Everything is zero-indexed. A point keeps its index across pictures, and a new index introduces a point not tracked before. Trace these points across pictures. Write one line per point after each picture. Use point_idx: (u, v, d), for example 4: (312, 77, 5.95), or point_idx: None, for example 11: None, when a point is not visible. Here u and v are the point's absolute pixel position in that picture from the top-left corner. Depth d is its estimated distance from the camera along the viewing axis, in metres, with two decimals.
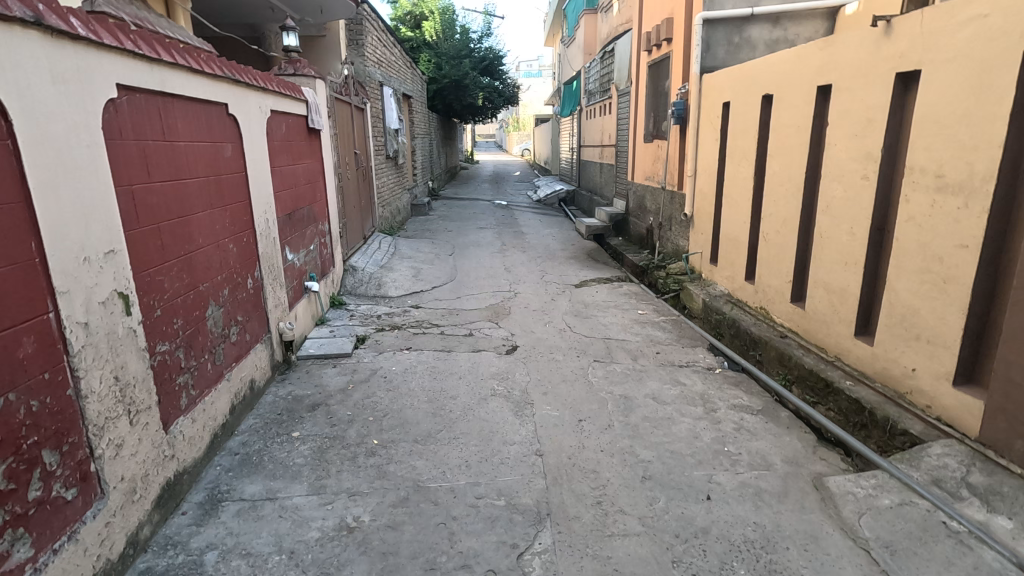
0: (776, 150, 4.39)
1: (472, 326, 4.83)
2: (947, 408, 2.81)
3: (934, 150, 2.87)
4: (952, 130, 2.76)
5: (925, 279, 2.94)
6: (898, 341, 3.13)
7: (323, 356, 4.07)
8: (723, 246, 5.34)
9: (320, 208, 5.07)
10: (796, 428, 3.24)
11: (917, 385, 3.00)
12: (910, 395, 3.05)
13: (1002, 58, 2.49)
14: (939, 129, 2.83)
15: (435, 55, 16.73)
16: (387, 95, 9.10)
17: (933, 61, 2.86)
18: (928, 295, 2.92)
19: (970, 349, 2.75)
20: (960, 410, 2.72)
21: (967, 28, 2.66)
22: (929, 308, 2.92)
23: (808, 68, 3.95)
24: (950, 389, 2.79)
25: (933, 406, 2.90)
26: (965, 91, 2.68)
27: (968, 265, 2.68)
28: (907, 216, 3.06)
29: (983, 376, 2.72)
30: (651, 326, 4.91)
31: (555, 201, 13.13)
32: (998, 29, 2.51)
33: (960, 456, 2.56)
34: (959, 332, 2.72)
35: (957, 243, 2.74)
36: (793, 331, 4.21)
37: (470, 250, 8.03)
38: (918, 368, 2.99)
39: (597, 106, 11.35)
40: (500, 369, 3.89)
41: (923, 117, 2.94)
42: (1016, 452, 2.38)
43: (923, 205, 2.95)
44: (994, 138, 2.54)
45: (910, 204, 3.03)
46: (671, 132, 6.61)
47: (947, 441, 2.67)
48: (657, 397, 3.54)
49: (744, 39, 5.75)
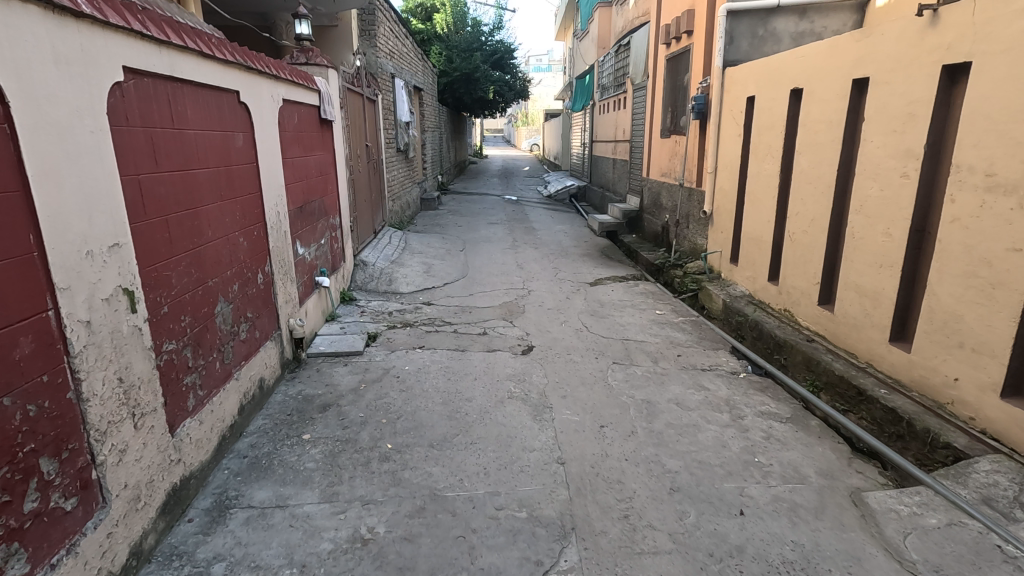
0: (804, 146, 4.22)
1: (486, 324, 4.70)
2: (994, 420, 2.65)
3: (984, 148, 2.70)
4: (1005, 125, 2.59)
5: (971, 284, 2.78)
6: (939, 349, 2.98)
7: (334, 353, 3.96)
8: (745, 246, 5.18)
9: (331, 201, 4.95)
10: (829, 438, 3.09)
11: (959, 395, 2.84)
12: (951, 406, 2.90)
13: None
14: (990, 124, 2.66)
15: (446, 48, 16.54)
16: (398, 87, 8.96)
17: (986, 52, 2.68)
18: (974, 302, 2.76)
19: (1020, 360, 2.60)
20: (1009, 423, 2.57)
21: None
22: (975, 315, 2.75)
23: (842, 61, 3.77)
24: (997, 401, 2.64)
25: (977, 418, 2.75)
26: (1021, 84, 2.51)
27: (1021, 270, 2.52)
28: (952, 217, 2.89)
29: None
30: (670, 327, 4.77)
31: (566, 197, 13.03)
32: None
33: (1011, 473, 2.40)
34: (1010, 341, 2.57)
35: (1009, 247, 2.58)
36: (820, 334, 4.05)
37: (481, 246, 7.90)
38: (961, 378, 2.83)
39: (611, 101, 11.17)
40: (516, 370, 3.76)
41: (971, 111, 2.77)
42: None
43: (970, 205, 2.79)
44: None
45: (955, 205, 2.87)
46: (690, 127, 6.43)
47: (995, 457, 2.52)
48: (680, 403, 3.40)
49: (768, 31, 5.57)
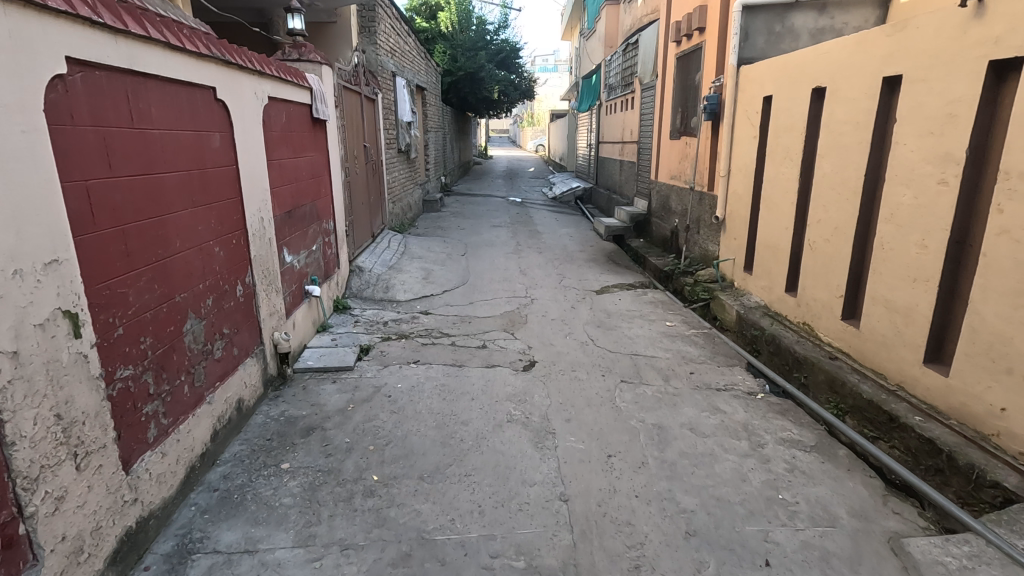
0: (827, 149, 3.94)
1: (486, 336, 4.44)
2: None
3: None
4: None
5: (1022, 305, 2.49)
6: (982, 374, 2.69)
7: (322, 369, 3.71)
8: (761, 254, 4.89)
9: (324, 205, 4.70)
10: (859, 471, 2.81)
11: (1007, 427, 2.56)
12: (997, 438, 2.61)
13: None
14: None
15: (451, 46, 16.25)
16: (399, 86, 8.71)
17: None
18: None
19: None
20: None
21: None
22: None
23: (871, 57, 3.48)
24: None
25: None
26: None
27: None
28: (999, 228, 2.61)
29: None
30: (682, 340, 4.49)
31: (572, 199, 12.82)
32: None
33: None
34: None
35: None
36: (844, 351, 3.76)
37: (483, 250, 7.63)
38: (1009, 408, 2.55)
39: (618, 101, 10.90)
40: (516, 389, 3.49)
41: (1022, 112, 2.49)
42: None
43: (1021, 216, 2.50)
44: None
45: (1004, 215, 2.58)
46: (702, 128, 6.15)
47: None
48: (694, 428, 3.12)
49: (786, 27, 5.28)
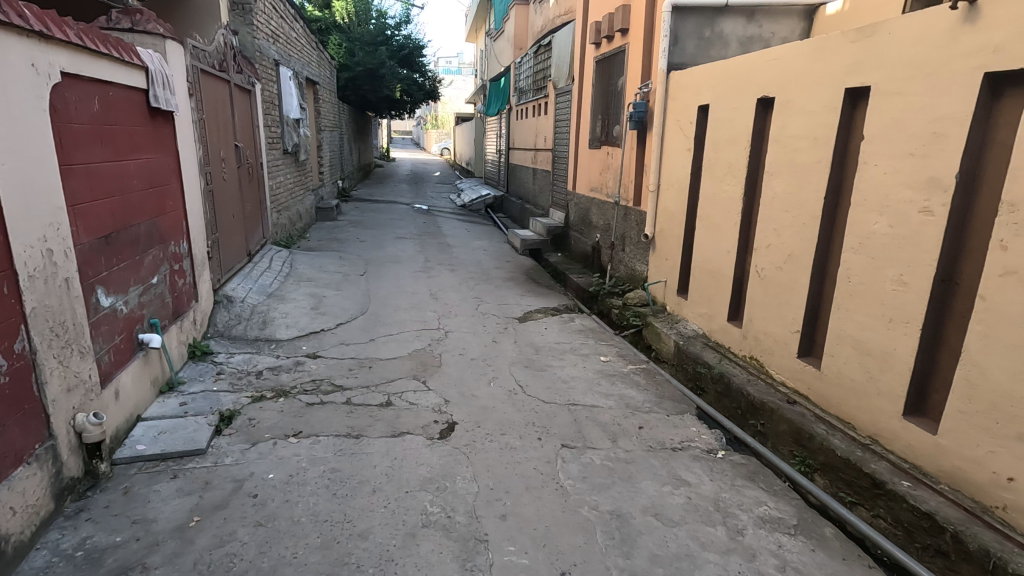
0: (778, 167, 3.43)
1: (392, 388, 3.60)
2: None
3: None
4: None
5: None
6: (979, 435, 2.21)
7: (161, 456, 2.69)
8: (696, 278, 4.40)
9: (171, 222, 3.59)
10: (855, 560, 2.31)
11: (1015, 501, 2.08)
12: (1002, 510, 2.13)
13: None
14: None
15: (347, 39, 15.04)
16: (285, 77, 7.55)
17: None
18: None
19: None
20: None
21: None
22: None
23: (831, 65, 2.99)
24: None
25: None
26: None
27: None
28: (1001, 268, 2.11)
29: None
30: (621, 381, 3.94)
31: (482, 207, 12.32)
32: None
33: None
34: None
35: None
36: (802, 393, 3.24)
37: (387, 268, 6.72)
38: (1018, 479, 2.06)
39: (528, 106, 10.39)
40: (433, 472, 2.70)
41: None
42: None
43: None
44: None
45: (1007, 252, 2.09)
46: (626, 138, 5.67)
47: None
48: (660, 514, 2.50)
49: (715, 33, 4.85)
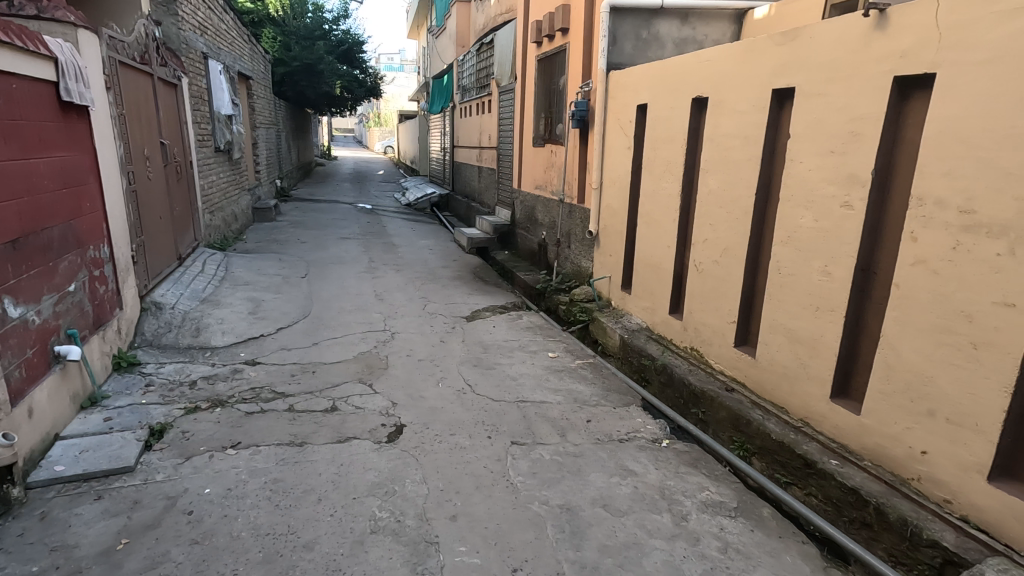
0: (712, 164, 3.57)
1: (337, 393, 3.50)
2: (983, 509, 2.06)
3: (956, 177, 2.10)
4: (987, 152, 2.00)
5: (944, 342, 2.17)
6: (897, 414, 2.37)
7: (83, 477, 2.50)
8: (639, 273, 4.51)
9: (90, 225, 3.35)
10: (791, 537, 2.43)
11: (929, 472, 2.25)
12: (918, 482, 2.30)
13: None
14: (966, 149, 2.06)
15: (282, 33, 14.49)
16: (215, 71, 7.18)
17: (986, 45, 1.99)
18: (947, 363, 2.16)
19: (1009, 437, 2.03)
20: (1003, 514, 2.00)
21: (1014, 20, 1.91)
22: (952, 380, 2.14)
23: (759, 67, 3.14)
24: (982, 486, 2.06)
25: (955, 501, 2.16)
26: (1009, 97, 1.93)
27: (1018, 333, 1.92)
28: (913, 258, 2.27)
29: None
30: (569, 377, 3.99)
31: (428, 206, 12.17)
32: None
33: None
34: (999, 417, 1.99)
35: (994, 300, 1.99)
36: (740, 381, 3.38)
37: (330, 270, 6.53)
38: (931, 452, 2.23)
39: (472, 104, 10.33)
40: (381, 476, 2.65)
41: (937, 133, 2.17)
42: None
43: (939, 246, 2.17)
44: None
45: (917, 243, 2.26)
46: (569, 136, 5.75)
47: (997, 561, 1.94)
48: (608, 505, 2.55)
49: (652, 34, 4.98)
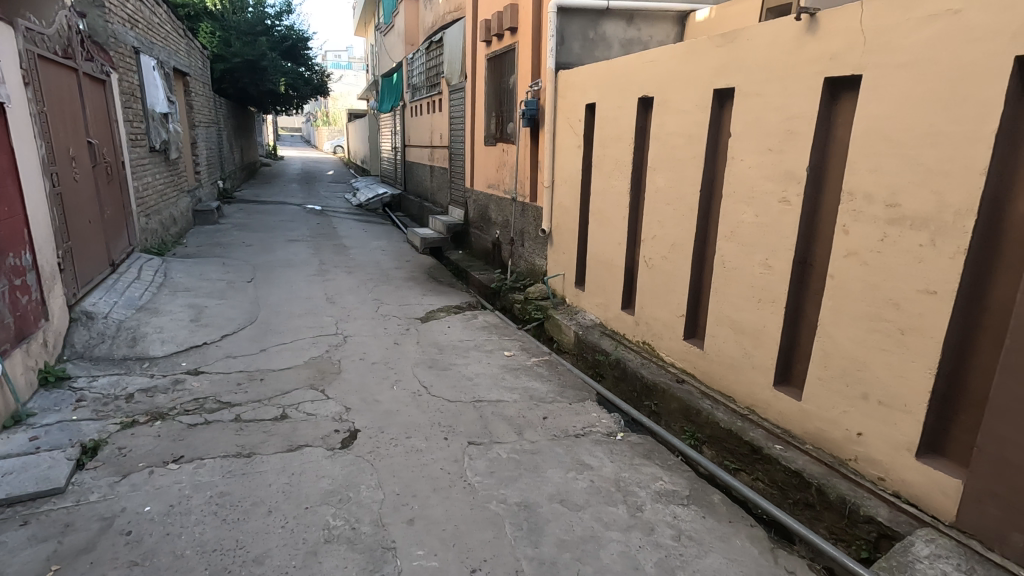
0: (659, 162, 3.65)
1: (287, 400, 3.39)
2: (912, 484, 2.20)
3: (882, 173, 2.23)
4: (909, 149, 2.12)
5: (875, 328, 2.29)
6: (835, 398, 2.49)
7: (7, 501, 2.33)
8: (591, 270, 4.57)
9: (8, 231, 3.11)
10: (740, 521, 2.52)
11: (864, 452, 2.38)
12: (854, 462, 2.43)
13: (986, 63, 1.88)
14: (891, 147, 2.19)
15: (221, 28, 13.93)
16: (148, 67, 6.82)
17: (906, 49, 2.12)
18: (878, 349, 2.29)
19: (934, 416, 2.17)
20: (931, 488, 2.13)
21: (929, 26, 2.04)
22: (883, 364, 2.28)
23: (701, 68, 3.23)
24: (912, 463, 2.19)
25: (887, 478, 2.29)
26: (928, 98, 2.06)
27: (939, 318, 2.06)
28: (845, 250, 2.40)
29: (954, 446, 2.13)
30: (525, 374, 4.01)
31: (380, 206, 11.96)
32: (977, 28, 1.91)
33: (954, 558, 1.95)
34: (925, 397, 2.13)
35: (918, 287, 2.12)
36: (690, 373, 3.48)
37: (277, 273, 6.32)
38: (866, 433, 2.36)
39: (423, 103, 10.22)
40: (334, 484, 2.58)
41: (865, 132, 2.29)
42: (1011, 547, 1.88)
43: (868, 238, 2.30)
44: (969, 162, 1.94)
45: (849, 236, 2.38)
46: (520, 135, 5.77)
47: (926, 532, 2.07)
48: (565, 500, 2.58)
49: (599, 35, 5.06)
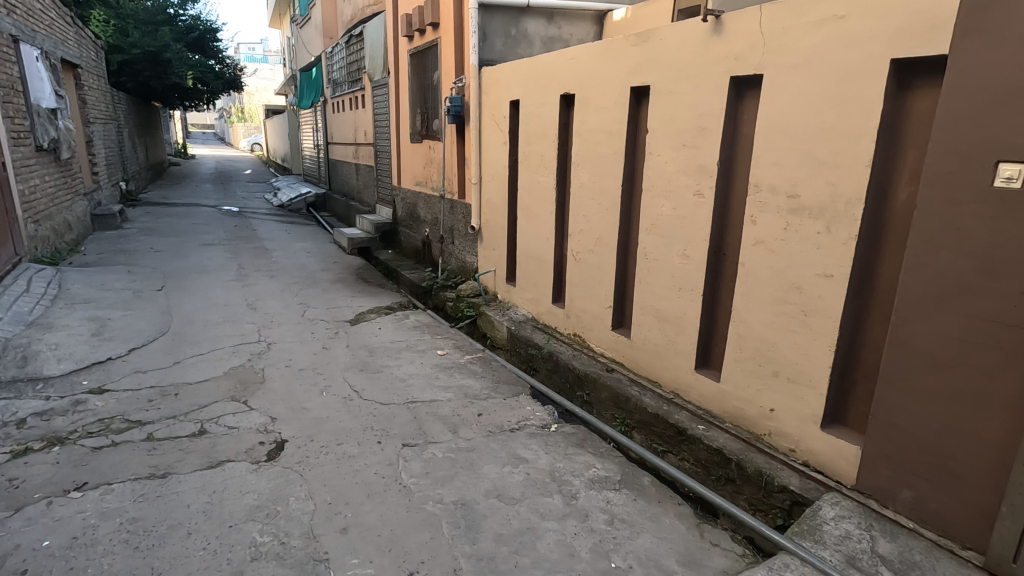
0: (582, 158, 3.74)
1: (206, 415, 3.19)
2: (819, 453, 2.39)
3: (784, 166, 2.39)
4: (805, 145, 2.29)
5: (782, 311, 2.47)
6: (749, 378, 2.66)
7: None
8: (521, 265, 4.62)
9: None
10: (668, 501, 2.64)
11: (777, 427, 2.55)
12: (769, 437, 2.61)
13: (868, 65, 2.07)
14: (790, 142, 2.35)
15: (116, 16, 12.85)
16: (29, 57, 6.17)
17: (799, 51, 2.29)
18: (785, 330, 2.46)
19: (834, 389, 2.36)
20: (835, 456, 2.32)
21: (818, 31, 2.21)
22: (790, 344, 2.45)
23: (618, 67, 3.34)
24: (818, 433, 2.38)
25: (798, 449, 2.48)
26: (820, 97, 2.23)
27: (836, 299, 2.24)
28: (754, 239, 2.56)
29: (852, 416, 2.33)
30: (459, 372, 3.99)
31: (303, 207, 11.49)
32: (858, 33, 2.08)
33: (856, 517, 2.14)
34: (826, 373, 2.31)
35: (818, 272, 2.30)
36: (619, 362, 3.60)
37: (191, 280, 5.92)
38: (777, 409, 2.54)
39: (344, 99, 9.90)
40: (261, 498, 2.46)
41: (767, 128, 2.45)
42: (902, 503, 2.09)
43: (773, 228, 2.46)
44: (856, 156, 2.13)
45: (757, 226, 2.54)
46: (446, 131, 5.72)
47: (831, 497, 2.25)
48: (502, 494, 2.59)
49: (520, 32, 5.11)
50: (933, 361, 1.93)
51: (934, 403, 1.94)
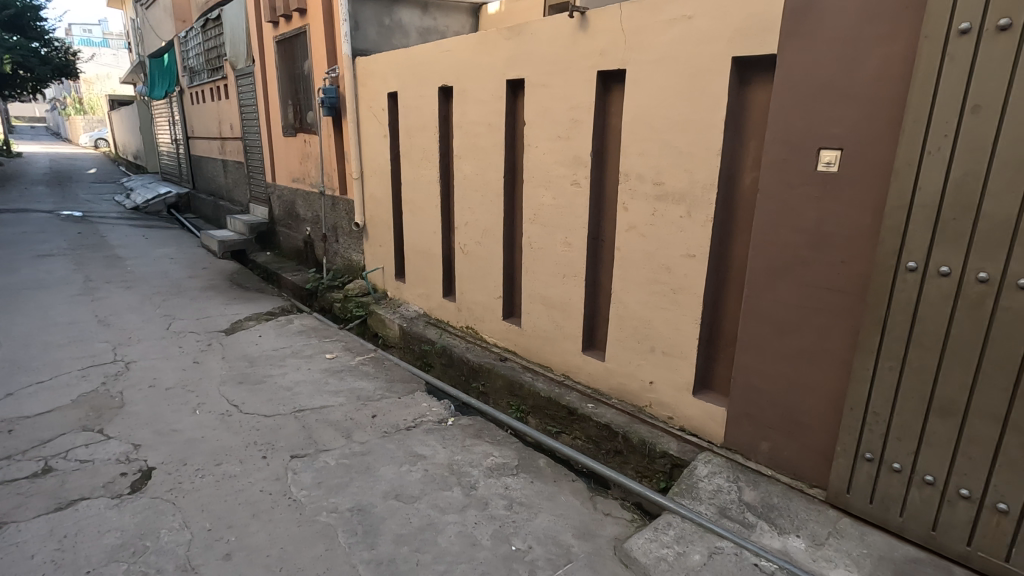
0: (464, 150, 3.74)
1: (51, 450, 2.79)
2: (692, 418, 2.62)
3: (649, 156, 2.56)
4: (666, 135, 2.48)
5: (654, 291, 2.65)
6: (630, 355, 2.84)
7: None
8: (410, 261, 4.53)
9: None
10: (564, 479, 2.75)
11: (657, 398, 2.75)
12: (650, 408, 2.80)
13: (714, 63, 2.27)
14: (653, 134, 2.53)
15: None
16: None
17: (656, 48, 2.46)
18: (658, 308, 2.66)
19: (703, 359, 2.60)
20: (706, 419, 2.56)
21: (672, 30, 2.39)
22: (663, 320, 2.65)
23: (493, 59, 3.37)
24: (691, 400, 2.60)
25: (675, 417, 2.69)
26: (676, 91, 2.41)
27: (699, 276, 2.46)
28: (627, 225, 2.72)
29: (719, 381, 2.58)
30: (350, 375, 3.85)
31: (163, 208, 10.37)
32: (704, 33, 2.28)
33: (725, 472, 2.37)
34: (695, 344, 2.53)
35: (683, 253, 2.50)
36: (511, 351, 3.67)
37: (23, 297, 5.11)
38: (656, 382, 2.74)
39: (204, 88, 9.03)
40: (125, 535, 2.20)
41: (632, 121, 2.61)
42: (762, 454, 2.35)
43: (642, 213, 2.64)
44: (708, 145, 2.33)
45: (629, 213, 2.70)
46: (321, 124, 5.43)
47: (705, 456, 2.47)
48: (400, 495, 2.55)
49: (394, 22, 4.97)
50: (779, 327, 2.19)
51: (782, 363, 2.21)
